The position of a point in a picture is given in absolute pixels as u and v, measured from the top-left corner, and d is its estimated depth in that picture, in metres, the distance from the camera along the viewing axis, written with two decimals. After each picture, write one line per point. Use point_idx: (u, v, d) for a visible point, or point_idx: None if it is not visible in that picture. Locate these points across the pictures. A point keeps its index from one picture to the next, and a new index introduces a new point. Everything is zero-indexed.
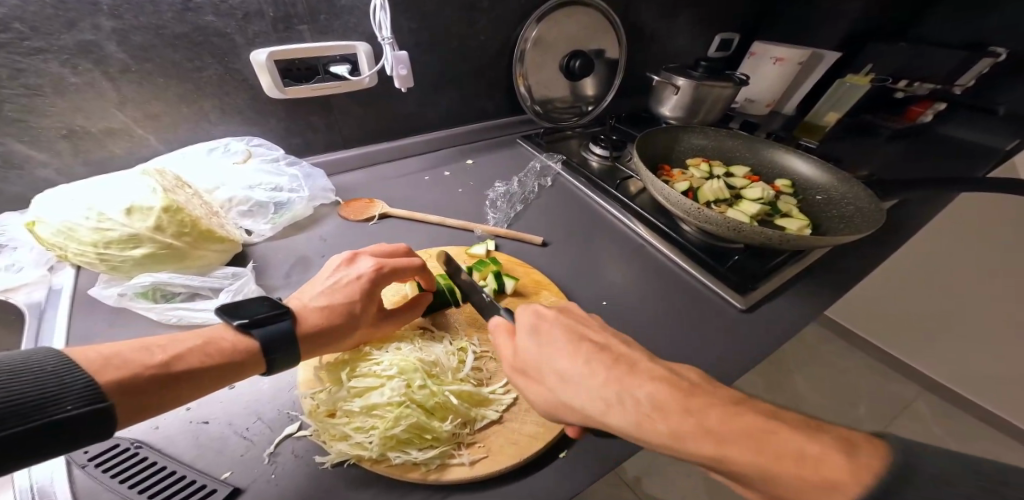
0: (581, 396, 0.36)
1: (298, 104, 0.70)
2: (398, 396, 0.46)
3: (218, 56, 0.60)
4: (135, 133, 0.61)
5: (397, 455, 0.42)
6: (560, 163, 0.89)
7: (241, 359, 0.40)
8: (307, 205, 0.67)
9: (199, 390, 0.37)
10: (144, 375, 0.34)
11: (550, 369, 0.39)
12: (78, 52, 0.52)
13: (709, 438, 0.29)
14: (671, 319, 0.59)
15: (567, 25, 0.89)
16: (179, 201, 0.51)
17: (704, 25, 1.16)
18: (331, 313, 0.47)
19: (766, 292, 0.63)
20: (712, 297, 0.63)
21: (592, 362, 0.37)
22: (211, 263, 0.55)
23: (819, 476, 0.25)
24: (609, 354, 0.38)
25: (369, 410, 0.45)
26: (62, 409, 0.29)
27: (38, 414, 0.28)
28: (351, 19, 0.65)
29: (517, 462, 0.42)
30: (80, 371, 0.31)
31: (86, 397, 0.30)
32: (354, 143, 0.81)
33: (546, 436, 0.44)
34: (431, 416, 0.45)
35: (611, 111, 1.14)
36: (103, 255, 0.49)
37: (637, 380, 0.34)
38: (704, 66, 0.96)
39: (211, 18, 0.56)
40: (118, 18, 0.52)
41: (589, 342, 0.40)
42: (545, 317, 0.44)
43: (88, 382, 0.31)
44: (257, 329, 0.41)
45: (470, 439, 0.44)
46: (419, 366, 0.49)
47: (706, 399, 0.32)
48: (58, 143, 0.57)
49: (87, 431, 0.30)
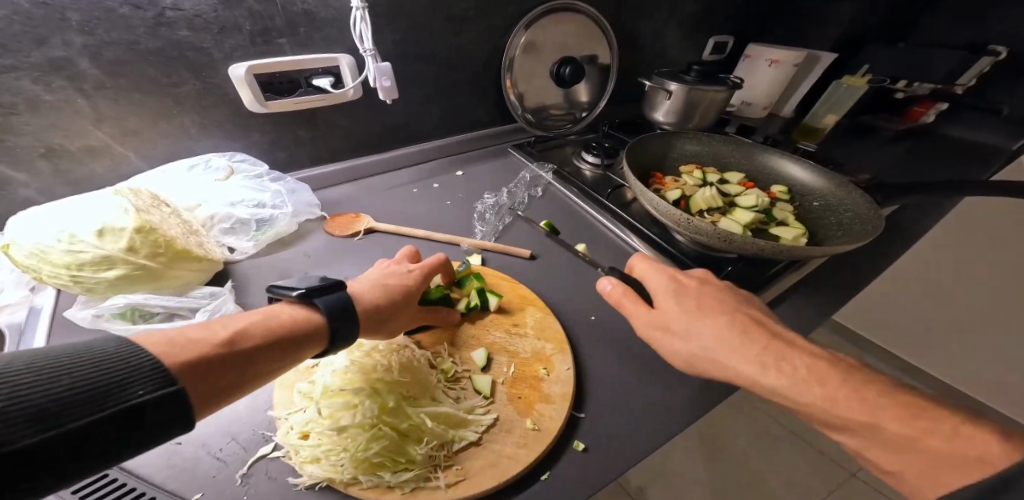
0: (729, 353, 0.41)
1: (282, 117, 0.69)
2: (369, 419, 0.43)
3: (194, 71, 0.59)
4: (115, 150, 0.60)
5: (370, 478, 0.40)
6: (551, 173, 0.88)
7: (304, 334, 0.38)
8: (290, 221, 0.66)
9: (262, 371, 0.35)
10: (210, 354, 0.31)
11: (671, 321, 0.45)
12: (50, 69, 0.51)
13: (871, 406, 0.35)
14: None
15: (555, 31, 0.88)
16: (153, 221, 0.50)
17: (698, 29, 1.14)
18: (386, 291, 0.48)
19: None
20: None
21: (723, 325, 0.43)
22: (188, 282, 0.54)
23: (965, 452, 0.31)
24: (767, 331, 0.42)
25: (339, 432, 0.42)
26: (134, 395, 0.26)
27: (111, 401, 0.26)
28: (331, 31, 0.64)
29: (493, 489, 0.40)
30: (146, 353, 0.28)
31: (159, 381, 0.27)
32: (340, 157, 0.80)
33: (528, 458, 0.41)
34: (406, 439, 0.43)
35: (604, 118, 1.12)
36: (76, 277, 0.48)
37: (776, 347, 0.40)
38: (696, 69, 0.94)
39: (185, 33, 0.55)
40: (89, 33, 0.51)
41: (762, 331, 0.42)
42: (678, 285, 0.48)
43: (156, 363, 0.28)
44: (318, 298, 0.40)
45: (447, 461, 0.42)
46: (394, 386, 0.46)
47: (852, 378, 0.37)
48: (37, 163, 0.56)
49: (168, 416, 0.27)
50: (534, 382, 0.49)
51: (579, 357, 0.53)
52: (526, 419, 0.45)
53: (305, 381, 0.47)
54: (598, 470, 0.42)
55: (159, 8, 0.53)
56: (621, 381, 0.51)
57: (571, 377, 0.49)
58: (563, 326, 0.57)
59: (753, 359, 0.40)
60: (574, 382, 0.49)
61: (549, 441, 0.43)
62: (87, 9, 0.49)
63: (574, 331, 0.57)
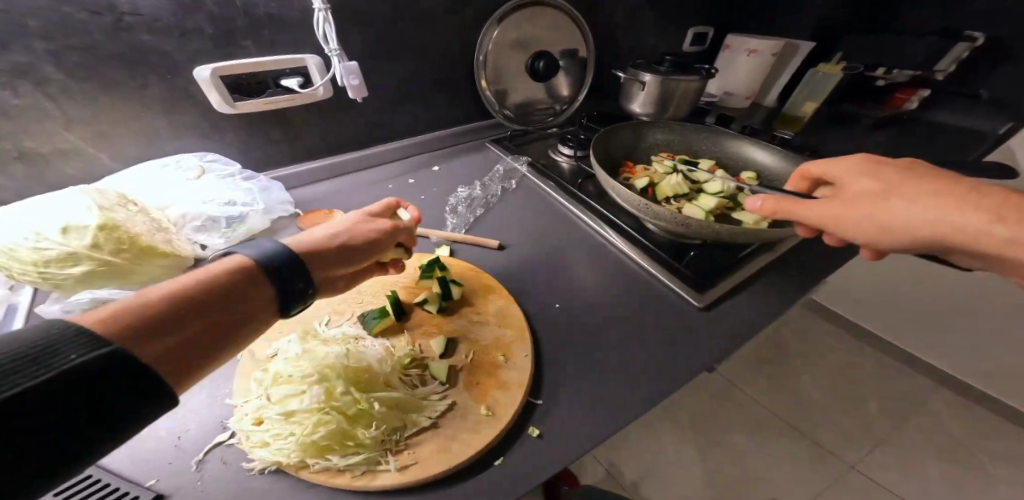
0: (970, 215, 0.39)
1: (251, 117, 0.70)
2: (315, 403, 0.43)
3: (158, 74, 0.60)
4: (87, 152, 0.62)
5: (318, 461, 0.40)
6: (526, 165, 0.88)
7: (258, 300, 0.34)
8: (262, 219, 0.67)
9: (225, 340, 0.31)
10: (150, 322, 0.28)
11: (909, 192, 0.42)
12: (14, 74, 0.52)
13: None
14: (623, 318, 0.58)
15: (526, 26, 0.88)
16: (117, 218, 0.52)
17: (674, 21, 1.15)
18: (347, 256, 0.44)
19: (725, 289, 0.61)
20: (670, 295, 0.62)
21: (965, 188, 0.40)
22: (152, 277, 0.54)
23: None
24: (1003, 193, 0.40)
25: (287, 417, 0.43)
26: (72, 362, 0.24)
27: (49, 370, 0.23)
28: (295, 33, 0.66)
29: (443, 472, 0.40)
30: (71, 324, 0.25)
31: (97, 346, 0.25)
32: (317, 155, 0.81)
33: (481, 442, 0.42)
34: (354, 424, 0.43)
35: (583, 111, 1.13)
36: (43, 274, 0.49)
37: (1022, 207, 0.39)
38: (670, 60, 0.94)
39: (145, 37, 0.57)
40: (51, 39, 0.52)
41: (998, 192, 0.39)
42: (894, 160, 0.46)
43: (87, 332, 0.25)
44: (269, 262, 0.36)
45: (399, 444, 0.43)
46: (343, 371, 0.46)
47: None
48: (12, 166, 0.58)
49: (126, 382, 0.25)
50: (492, 370, 0.49)
51: (539, 345, 0.54)
52: (481, 405, 0.46)
53: (261, 369, 0.48)
54: (552, 453, 0.43)
55: (116, 14, 0.54)
56: (579, 367, 0.51)
57: (528, 364, 0.50)
58: (526, 314, 0.57)
59: (982, 212, 0.39)
60: (532, 369, 0.50)
61: (501, 427, 0.44)
62: (44, 16, 0.51)
63: (538, 320, 0.57)
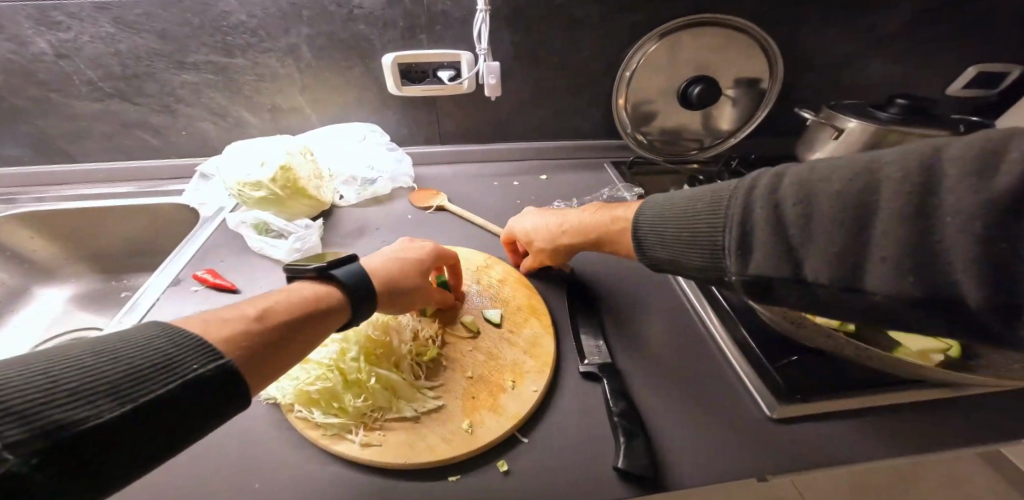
0: None
1: (413, 100, 0.82)
2: (328, 360, 0.47)
3: (363, 57, 0.75)
4: (305, 112, 0.81)
5: (301, 409, 0.44)
6: (636, 196, 0.81)
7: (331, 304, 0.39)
8: (388, 185, 0.79)
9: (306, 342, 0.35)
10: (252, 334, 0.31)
11: None
12: (286, 52, 0.73)
13: None
14: (657, 385, 0.49)
15: (696, 47, 0.78)
16: (293, 162, 0.65)
17: (933, 52, 0.84)
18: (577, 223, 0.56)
19: (823, 408, 0.45)
20: (740, 392, 0.49)
21: None
22: (299, 212, 0.67)
23: None
24: None
25: (301, 361, 0.47)
26: (189, 366, 0.26)
27: (168, 376, 0.25)
28: (464, 31, 0.74)
29: (398, 463, 0.40)
30: (191, 335, 0.28)
31: (207, 355, 0.27)
32: (449, 140, 0.89)
33: (445, 453, 0.41)
34: (348, 388, 0.45)
35: (741, 150, 0.95)
36: (241, 192, 0.64)
37: None
38: (901, 104, 0.66)
39: (363, 27, 0.71)
40: (310, 26, 0.70)
41: None
42: None
43: (200, 341, 0.28)
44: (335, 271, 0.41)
45: (375, 423, 0.44)
46: (361, 340, 0.50)
47: None
48: (265, 114, 0.80)
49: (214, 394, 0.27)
50: (493, 391, 0.47)
51: (555, 388, 0.49)
52: (465, 419, 0.44)
53: None
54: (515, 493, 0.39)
55: (350, 8, 0.69)
56: (587, 426, 0.45)
57: (532, 399, 0.46)
58: (558, 351, 0.53)
59: None
60: (537, 405, 0.46)
61: (466, 447, 0.41)
62: (312, 9, 0.69)
63: (565, 359, 0.53)
